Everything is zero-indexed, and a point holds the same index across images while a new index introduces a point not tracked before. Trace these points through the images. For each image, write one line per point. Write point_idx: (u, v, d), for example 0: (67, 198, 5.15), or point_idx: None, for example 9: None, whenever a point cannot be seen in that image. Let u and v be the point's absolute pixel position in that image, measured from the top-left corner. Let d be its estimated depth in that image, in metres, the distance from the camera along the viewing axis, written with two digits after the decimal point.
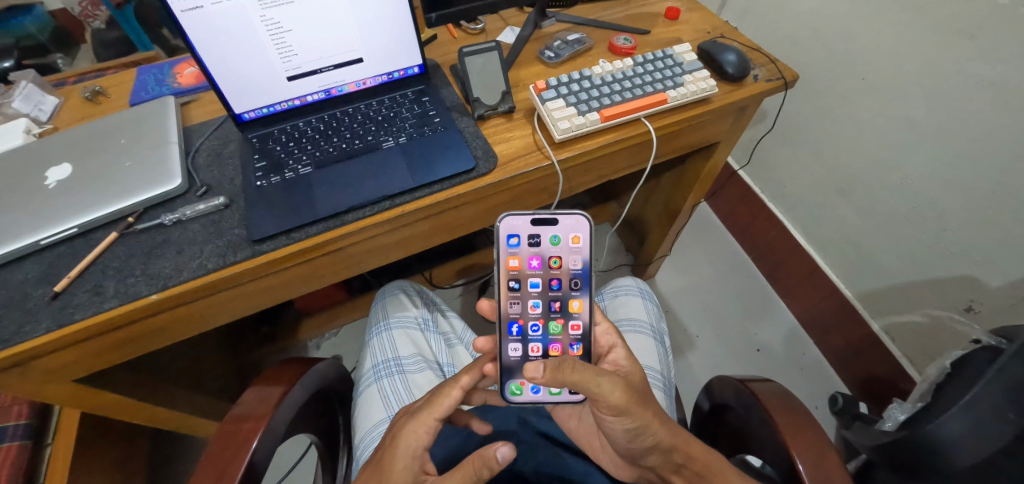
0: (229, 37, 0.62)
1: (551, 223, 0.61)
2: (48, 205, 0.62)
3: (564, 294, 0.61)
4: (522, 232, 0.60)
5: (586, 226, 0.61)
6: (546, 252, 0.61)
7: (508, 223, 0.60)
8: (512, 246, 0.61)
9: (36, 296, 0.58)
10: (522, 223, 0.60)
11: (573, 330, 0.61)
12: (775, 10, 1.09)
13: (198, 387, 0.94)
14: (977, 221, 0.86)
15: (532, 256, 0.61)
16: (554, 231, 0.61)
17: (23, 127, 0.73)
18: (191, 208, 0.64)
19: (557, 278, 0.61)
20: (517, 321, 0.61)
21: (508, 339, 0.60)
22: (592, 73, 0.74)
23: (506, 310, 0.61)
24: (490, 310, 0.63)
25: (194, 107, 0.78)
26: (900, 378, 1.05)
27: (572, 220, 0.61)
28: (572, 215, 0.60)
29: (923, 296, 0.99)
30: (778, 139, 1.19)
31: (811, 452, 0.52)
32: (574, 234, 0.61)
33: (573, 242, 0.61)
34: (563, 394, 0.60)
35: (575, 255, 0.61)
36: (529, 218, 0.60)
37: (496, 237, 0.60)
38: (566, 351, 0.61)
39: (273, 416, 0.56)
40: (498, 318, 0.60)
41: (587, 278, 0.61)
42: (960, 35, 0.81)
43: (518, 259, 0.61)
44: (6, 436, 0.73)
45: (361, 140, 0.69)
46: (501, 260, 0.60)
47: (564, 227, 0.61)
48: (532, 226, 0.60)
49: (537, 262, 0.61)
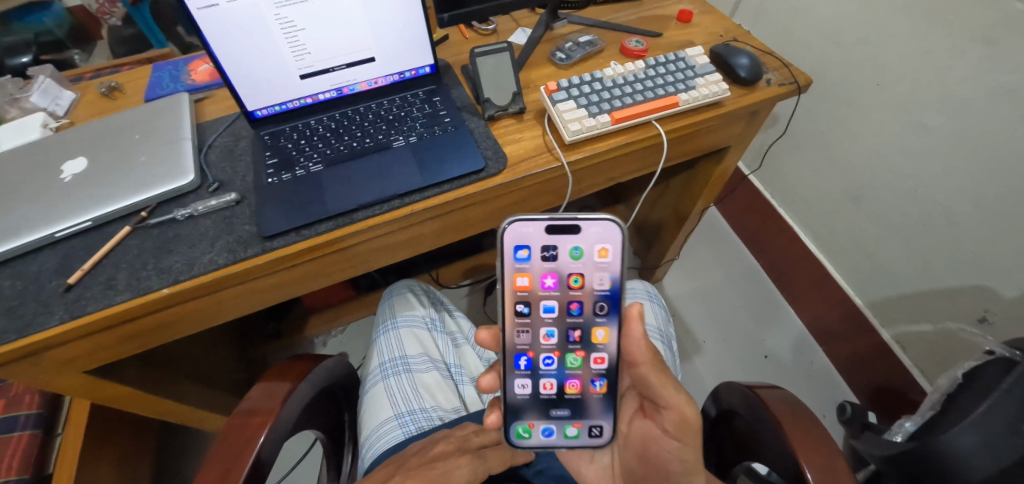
0: (244, 36, 0.63)
1: (572, 231, 0.55)
2: (66, 198, 0.63)
3: (589, 317, 0.57)
4: (534, 243, 0.55)
5: (615, 237, 0.55)
6: (564, 269, 0.56)
7: (517, 232, 0.55)
8: (521, 260, 0.56)
9: (50, 288, 0.59)
10: (534, 232, 0.55)
11: (595, 363, 0.58)
12: (788, 13, 1.08)
13: (205, 381, 0.94)
14: (991, 229, 0.85)
15: (547, 273, 0.56)
16: (575, 242, 0.56)
17: (40, 121, 0.75)
18: (203, 203, 0.64)
19: (579, 301, 0.57)
20: (527, 353, 0.58)
21: (515, 374, 0.58)
22: (604, 76, 0.74)
23: (513, 340, 0.57)
24: (490, 341, 0.61)
25: (208, 104, 0.79)
26: (911, 388, 1.04)
27: (600, 228, 0.55)
28: (597, 223, 0.55)
29: (935, 304, 0.97)
30: (790, 143, 1.19)
31: (819, 460, 0.51)
32: (600, 246, 0.55)
33: (599, 256, 0.56)
34: (581, 436, 0.58)
35: (600, 273, 0.56)
36: (541, 227, 0.55)
37: (504, 247, 0.55)
38: (585, 388, 0.58)
39: (281, 412, 0.56)
40: (505, 350, 0.57)
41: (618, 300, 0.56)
42: (978, 41, 0.80)
43: (529, 276, 0.56)
44: (18, 425, 0.75)
45: (371, 139, 0.69)
46: (508, 276, 0.56)
47: (588, 237, 0.55)
48: (547, 236, 0.55)
49: (553, 281, 0.57)
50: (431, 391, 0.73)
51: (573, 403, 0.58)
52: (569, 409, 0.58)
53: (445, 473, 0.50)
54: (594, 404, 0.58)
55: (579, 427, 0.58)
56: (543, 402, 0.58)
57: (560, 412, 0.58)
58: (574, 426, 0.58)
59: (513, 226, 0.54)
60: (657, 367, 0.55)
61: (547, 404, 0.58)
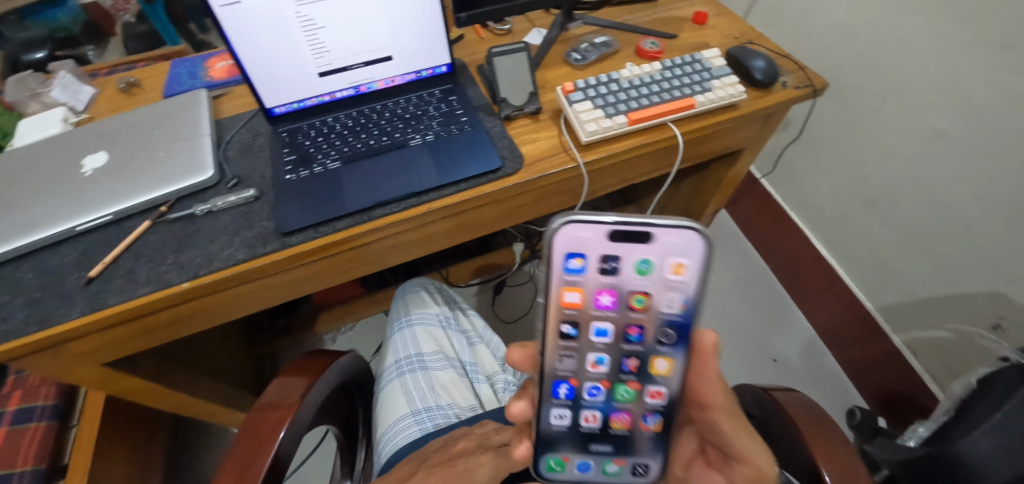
0: (264, 33, 0.63)
1: (642, 240, 0.46)
2: (87, 192, 0.64)
3: (649, 345, 0.49)
4: (590, 253, 0.47)
5: (695, 252, 0.46)
6: (624, 287, 0.48)
7: (572, 237, 0.46)
8: (573, 271, 0.47)
9: (72, 280, 0.60)
10: (593, 238, 0.46)
11: (650, 397, 0.51)
12: (802, 16, 1.08)
13: (218, 375, 0.95)
14: (1007, 235, 0.84)
15: (603, 290, 0.48)
16: (643, 255, 0.47)
17: (60, 116, 0.76)
18: (223, 199, 0.65)
19: (639, 325, 0.49)
20: (568, 381, 0.51)
21: (553, 403, 0.51)
22: (620, 76, 0.74)
23: (554, 366, 0.50)
24: (522, 362, 0.53)
25: (226, 100, 0.80)
26: (922, 394, 1.03)
27: (678, 238, 0.46)
28: (675, 232, 0.45)
29: (949, 310, 0.97)
30: (803, 146, 1.18)
31: (839, 464, 0.51)
32: (675, 261, 0.47)
33: (672, 272, 0.47)
34: (622, 473, 0.53)
35: (670, 294, 0.47)
36: (604, 233, 0.46)
37: (555, 257, 0.46)
38: (636, 423, 0.52)
39: (300, 407, 0.56)
40: (543, 376, 0.50)
41: (688, 327, 0.48)
42: (996, 45, 0.79)
43: (581, 292, 0.48)
44: (35, 416, 0.75)
45: (388, 137, 0.70)
46: (555, 291, 0.48)
47: (661, 249, 0.46)
48: (609, 245, 0.46)
49: (609, 300, 0.48)
50: (447, 388, 0.73)
51: (616, 438, 0.52)
52: (611, 444, 0.52)
53: (467, 471, 0.51)
54: (642, 441, 0.52)
55: (621, 464, 0.53)
56: (582, 435, 0.52)
57: (602, 446, 0.52)
58: (615, 462, 0.53)
59: (568, 229, 0.45)
60: (733, 412, 0.50)
61: (587, 437, 0.52)
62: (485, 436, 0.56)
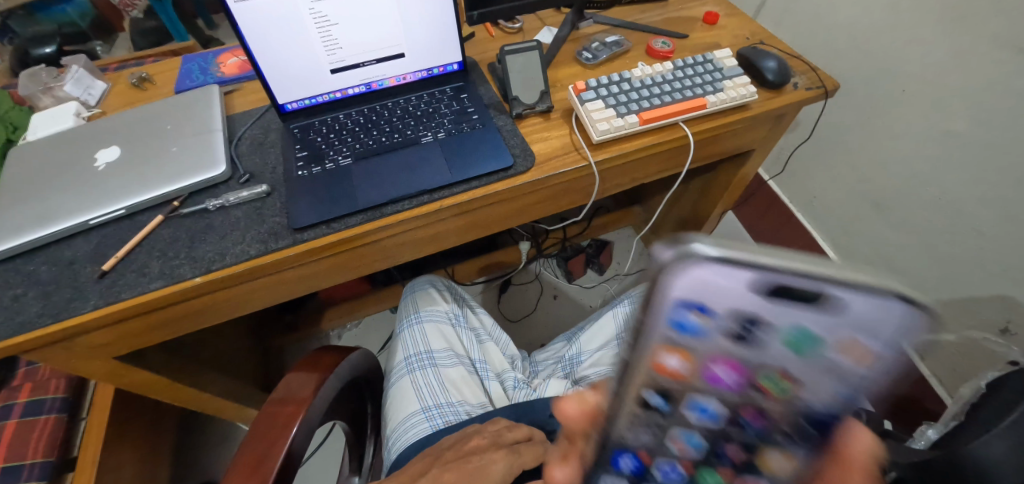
0: (278, 29, 0.63)
1: (805, 305, 0.32)
2: (100, 186, 0.64)
3: (770, 430, 0.38)
4: (719, 310, 0.32)
5: (882, 333, 0.32)
6: (756, 361, 0.35)
7: (699, 286, 0.30)
8: (688, 330, 0.33)
9: (85, 274, 0.60)
10: (731, 293, 0.31)
11: None
12: (813, 17, 1.07)
13: (225, 371, 0.95)
14: (1017, 239, 0.84)
15: (722, 362, 0.35)
16: (800, 327, 0.33)
17: (73, 110, 0.76)
18: (235, 195, 0.65)
19: (761, 411, 0.37)
20: (638, 450, 0.42)
21: (611, 468, 0.43)
22: (632, 76, 0.74)
23: (628, 436, 0.40)
24: (578, 416, 0.43)
25: (237, 96, 0.80)
26: (928, 398, 1.03)
27: (869, 311, 0.31)
28: (867, 301, 0.31)
29: (957, 314, 0.96)
30: (812, 148, 1.18)
31: None
32: (848, 340, 0.33)
33: (839, 350, 0.34)
34: None
35: (822, 382, 0.35)
36: (755, 288, 0.31)
37: (668, 309, 0.31)
38: None
39: (313, 402, 0.57)
40: (610, 441, 0.41)
41: (834, 413, 0.37)
42: (1008, 48, 0.78)
43: (692, 359, 0.35)
44: (44, 408, 0.76)
45: (400, 134, 0.70)
46: (652, 351, 0.34)
47: (832, 325, 0.33)
48: (755, 304, 0.32)
49: (728, 374, 0.36)
50: (457, 385, 0.73)
51: None
52: None
53: (481, 468, 0.51)
54: None
55: None
56: None
57: None
58: None
59: (695, 272, 0.29)
60: None
61: None
62: (496, 434, 0.56)
